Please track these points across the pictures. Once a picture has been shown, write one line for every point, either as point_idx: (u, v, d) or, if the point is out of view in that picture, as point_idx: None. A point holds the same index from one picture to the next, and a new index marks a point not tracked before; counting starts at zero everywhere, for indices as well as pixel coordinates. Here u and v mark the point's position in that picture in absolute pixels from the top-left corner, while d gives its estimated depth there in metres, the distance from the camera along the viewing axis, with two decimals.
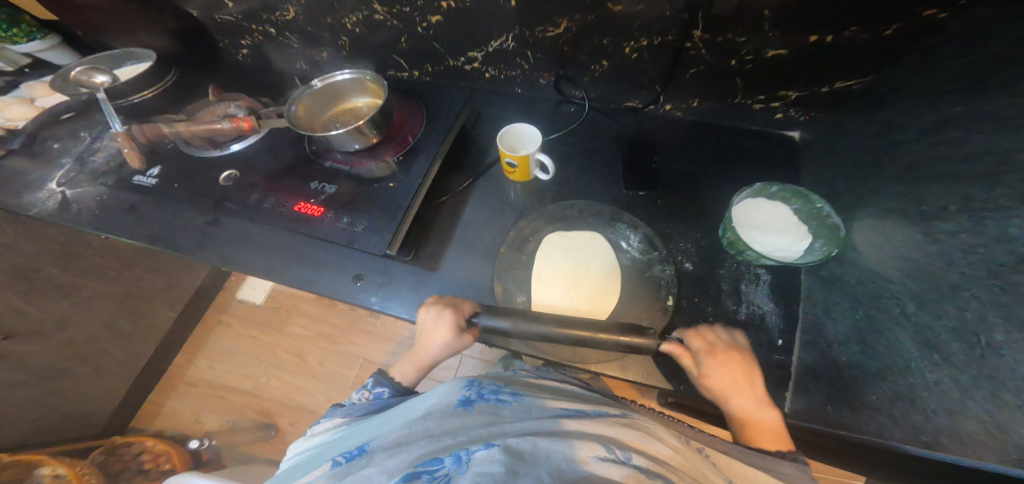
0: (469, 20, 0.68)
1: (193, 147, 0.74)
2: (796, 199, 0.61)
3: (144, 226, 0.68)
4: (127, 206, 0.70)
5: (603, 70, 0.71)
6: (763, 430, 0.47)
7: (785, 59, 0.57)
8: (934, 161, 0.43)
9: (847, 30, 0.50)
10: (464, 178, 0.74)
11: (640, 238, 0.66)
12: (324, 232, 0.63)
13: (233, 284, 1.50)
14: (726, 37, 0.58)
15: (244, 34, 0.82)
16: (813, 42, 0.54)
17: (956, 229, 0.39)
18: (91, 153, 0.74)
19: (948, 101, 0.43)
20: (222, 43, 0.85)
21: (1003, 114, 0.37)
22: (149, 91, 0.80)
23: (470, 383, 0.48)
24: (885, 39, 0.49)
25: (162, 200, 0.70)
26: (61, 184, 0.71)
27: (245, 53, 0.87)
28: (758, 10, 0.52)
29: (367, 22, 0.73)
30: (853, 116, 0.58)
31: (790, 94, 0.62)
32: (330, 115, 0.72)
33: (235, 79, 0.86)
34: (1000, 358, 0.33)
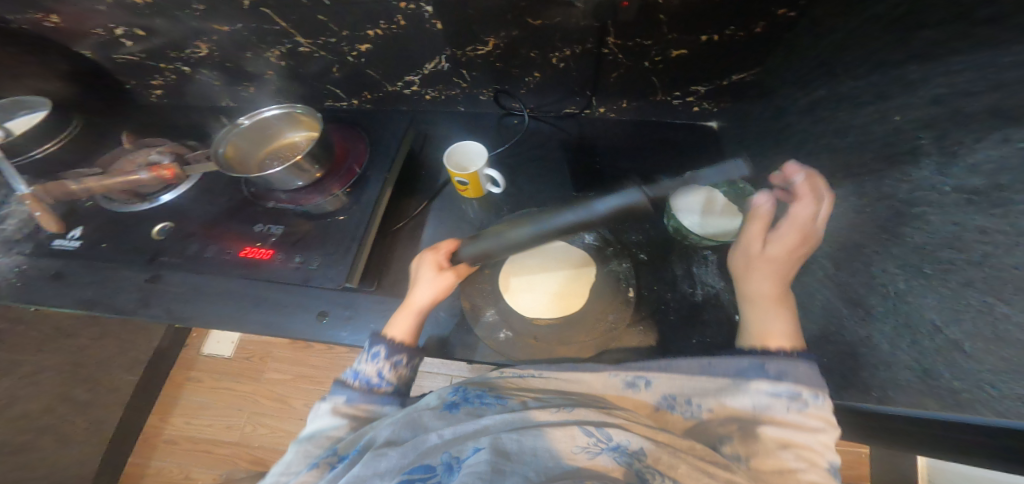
0: (396, 46, 0.69)
1: (115, 201, 0.71)
2: (723, 182, 0.65)
3: (79, 292, 0.64)
4: (53, 273, 0.66)
5: (535, 80, 0.74)
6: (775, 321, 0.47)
7: (688, 56, 0.61)
8: (817, 134, 0.48)
9: (728, 28, 0.55)
10: (419, 202, 0.75)
11: (595, 237, 0.70)
12: (279, 274, 0.63)
13: (195, 341, 1.43)
14: (635, 41, 0.60)
15: (153, 73, 0.80)
16: (706, 39, 0.57)
17: (849, 194, 0.43)
18: (2, 220, 0.70)
19: (815, 84, 0.48)
20: (130, 84, 0.83)
21: (854, 92, 0.42)
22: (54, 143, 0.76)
23: (456, 390, 0.49)
24: (761, 34, 0.54)
25: (97, 264, 0.66)
26: None
27: (157, 92, 0.85)
28: (655, 13, 0.55)
29: (292, 54, 0.73)
30: (750, 104, 0.63)
31: (700, 88, 0.67)
32: (264, 155, 0.71)
33: (159, 124, 0.85)
34: (905, 304, 0.37)
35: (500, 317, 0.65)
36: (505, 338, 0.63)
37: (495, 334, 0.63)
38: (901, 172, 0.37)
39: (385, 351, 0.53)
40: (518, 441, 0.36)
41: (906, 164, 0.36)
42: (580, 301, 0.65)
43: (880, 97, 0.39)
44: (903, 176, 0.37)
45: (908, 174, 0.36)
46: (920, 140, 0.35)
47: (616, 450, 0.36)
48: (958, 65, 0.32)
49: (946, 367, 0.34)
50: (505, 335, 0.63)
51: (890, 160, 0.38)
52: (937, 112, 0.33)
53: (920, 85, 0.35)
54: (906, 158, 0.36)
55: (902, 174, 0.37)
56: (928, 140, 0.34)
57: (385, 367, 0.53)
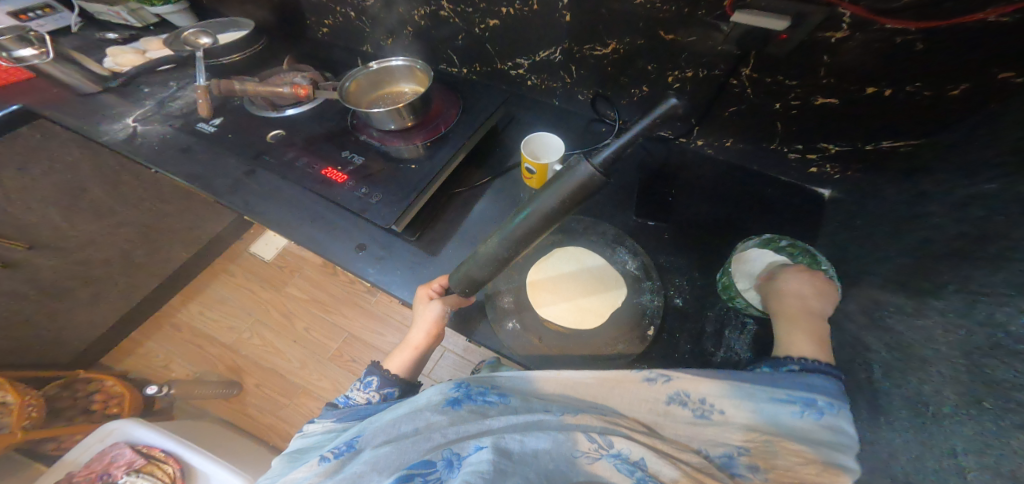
0: (521, 28, 0.72)
1: (256, 106, 0.79)
2: (805, 256, 0.59)
3: (188, 166, 0.73)
4: (183, 147, 0.75)
5: (641, 95, 0.73)
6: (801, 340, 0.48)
7: (835, 107, 0.57)
8: (923, 239, 0.45)
9: (910, 86, 0.50)
10: (483, 176, 0.77)
11: (636, 264, 0.69)
12: (342, 197, 0.67)
13: (249, 238, 1.57)
14: (774, 79, 0.59)
15: (328, 14, 0.90)
16: (870, 93, 0.53)
17: (941, 308, 0.40)
18: (172, 99, 0.82)
19: (944, 189, 0.46)
20: (309, 20, 0.94)
21: (993, 207, 0.39)
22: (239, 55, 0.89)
23: (457, 385, 0.46)
24: (952, 99, 0.48)
25: (211, 148, 0.75)
26: (137, 120, 0.79)
27: (324, 31, 0.95)
28: (815, 54, 0.53)
29: (432, 16, 0.79)
30: (885, 176, 0.57)
31: (830, 148, 0.63)
32: (375, 96, 0.76)
33: (313, 54, 0.95)
34: (948, 431, 0.35)
35: (515, 306, 0.66)
36: (511, 328, 0.64)
37: (504, 321, 0.64)
38: (1021, 301, 0.32)
39: (376, 382, 0.59)
40: (521, 444, 0.37)
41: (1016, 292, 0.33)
42: (598, 319, 0.64)
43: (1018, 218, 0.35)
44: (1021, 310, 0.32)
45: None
46: None
47: (617, 457, 0.36)
48: None
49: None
50: (512, 325, 0.64)
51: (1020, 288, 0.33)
52: None
53: None
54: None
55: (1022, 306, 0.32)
56: None
57: (374, 396, 0.58)
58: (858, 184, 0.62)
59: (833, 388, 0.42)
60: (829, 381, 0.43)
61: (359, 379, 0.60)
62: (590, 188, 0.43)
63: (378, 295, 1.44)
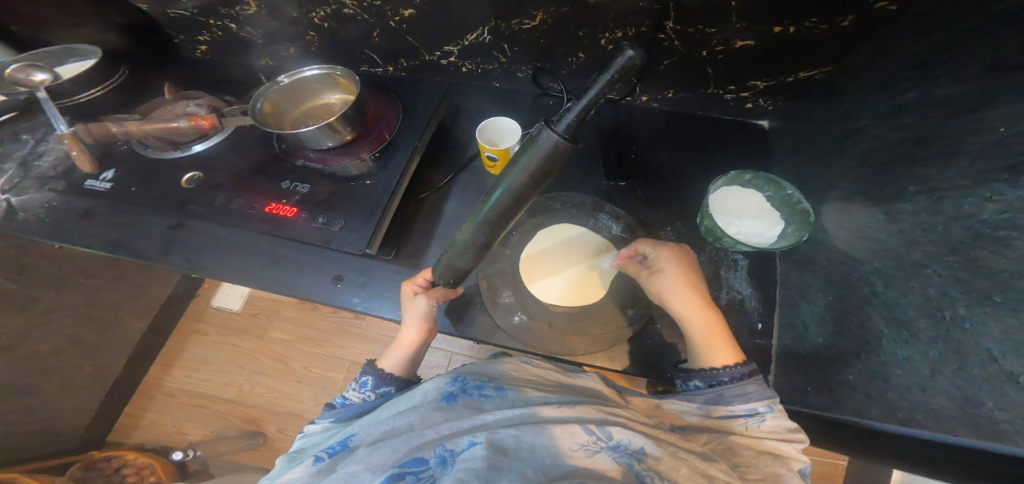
0: (441, 15, 0.67)
1: (151, 148, 0.70)
2: (769, 186, 0.62)
3: (105, 232, 0.65)
4: (81, 211, 0.66)
5: (579, 61, 0.71)
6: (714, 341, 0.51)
7: (753, 48, 0.58)
8: (896, 143, 0.45)
9: (807, 22, 0.52)
10: (445, 174, 0.73)
11: (621, 227, 0.68)
12: (300, 233, 0.62)
13: (207, 292, 1.46)
14: (696, 29, 0.58)
15: (201, 29, 0.78)
16: (777, 33, 0.55)
17: (927, 208, 0.40)
18: (37, 157, 0.69)
19: (903, 87, 0.45)
20: (178, 38, 0.81)
21: (956, 99, 0.39)
22: (98, 90, 0.75)
23: (454, 378, 0.47)
24: (839, 31, 0.51)
25: (122, 204, 0.66)
26: (4, 191, 0.66)
27: (203, 49, 0.83)
28: (724, 1, 0.52)
29: (335, 17, 0.71)
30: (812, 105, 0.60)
31: (759, 84, 0.64)
32: (300, 113, 0.69)
33: (199, 78, 0.84)
34: (964, 331, 0.36)
35: (517, 301, 0.64)
36: (518, 321, 0.62)
37: (510, 317, 0.63)
38: (989, 189, 0.35)
39: (372, 381, 0.58)
40: (515, 437, 0.36)
41: (1001, 182, 0.34)
42: (597, 289, 0.65)
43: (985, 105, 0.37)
44: (989, 197, 0.35)
45: (998, 193, 0.34)
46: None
47: (616, 449, 0.37)
48: None
49: (990, 398, 0.33)
50: (519, 318, 0.62)
51: (983, 177, 0.36)
52: None
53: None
54: (1002, 175, 0.34)
55: (989, 194, 0.35)
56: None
57: (370, 395, 0.56)
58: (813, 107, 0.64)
59: (758, 390, 0.47)
60: (749, 383, 0.48)
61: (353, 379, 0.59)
62: (559, 158, 0.38)
63: (367, 318, 1.40)
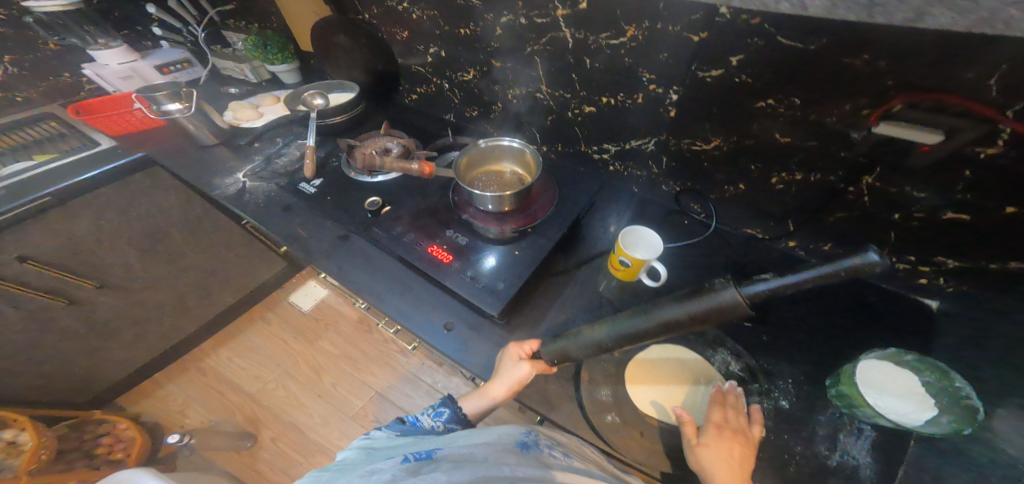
0: (619, 117, 0.77)
1: (355, 170, 0.84)
2: (931, 372, 0.60)
3: (288, 227, 0.76)
4: (285, 206, 0.79)
5: (735, 191, 0.77)
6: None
7: (957, 224, 0.58)
8: None
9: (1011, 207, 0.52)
10: (568, 262, 0.79)
11: (741, 365, 0.69)
12: (449, 279, 0.69)
13: (290, 287, 1.60)
14: (898, 190, 0.60)
15: (423, 82, 0.98)
16: (998, 213, 0.54)
17: None
18: (279, 156, 0.88)
19: None
20: (404, 86, 1.02)
21: None
22: (341, 117, 0.90)
23: (528, 433, 0.62)
24: None
25: (300, 206, 0.79)
26: (246, 176, 0.85)
27: (414, 97, 1.03)
28: (954, 168, 0.53)
29: (526, 96, 0.85)
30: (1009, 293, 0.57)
31: (946, 262, 0.63)
32: (478, 173, 0.80)
33: (404, 120, 1.01)
34: None
35: (613, 401, 0.66)
36: (611, 421, 0.64)
37: (603, 414, 0.64)
38: None
39: (446, 415, 0.74)
40: None
41: None
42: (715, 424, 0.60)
43: None
44: None
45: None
46: None
47: None
48: None
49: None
50: (613, 419, 0.64)
51: None
52: None
53: None
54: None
55: None
56: None
57: (439, 425, 0.72)
58: (974, 296, 0.63)
59: None
60: None
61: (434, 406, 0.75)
62: (721, 313, 0.45)
63: (410, 356, 1.46)
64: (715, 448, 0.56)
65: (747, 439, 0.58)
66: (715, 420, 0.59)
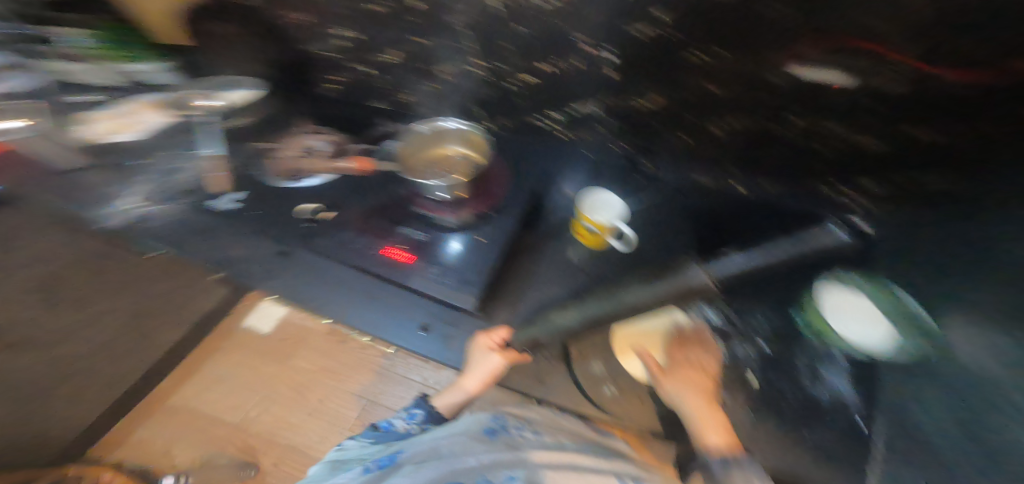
0: (560, 82, 0.73)
1: (279, 177, 0.72)
2: (872, 285, 0.63)
3: (206, 254, 0.69)
4: (201, 230, 0.66)
5: (683, 143, 0.74)
6: (717, 429, 0.62)
7: (874, 151, 0.57)
8: None
9: (942, 137, 0.49)
10: (532, 239, 0.78)
11: (721, 315, 0.71)
12: (415, 279, 0.63)
13: (242, 309, 1.40)
14: (818, 124, 0.58)
15: (337, 69, 0.84)
16: (917, 141, 0.52)
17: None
18: (173, 171, 0.69)
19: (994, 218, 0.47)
20: (319, 76, 0.87)
21: None
22: (251, 117, 0.79)
23: (495, 418, 0.64)
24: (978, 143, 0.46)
25: (218, 222, 0.67)
26: (142, 204, 0.64)
27: (335, 86, 0.88)
28: (868, 105, 0.52)
29: (458, 71, 0.78)
30: (918, 210, 0.57)
31: (868, 186, 0.62)
32: (423, 158, 0.73)
33: (316, 108, 0.88)
34: None
35: None
36: None
37: None
38: None
39: (420, 416, 0.72)
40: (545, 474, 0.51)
41: None
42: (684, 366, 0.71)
43: None
44: None
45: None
46: None
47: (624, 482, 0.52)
48: None
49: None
50: (609, 390, 0.73)
51: None
52: None
53: None
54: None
55: None
56: None
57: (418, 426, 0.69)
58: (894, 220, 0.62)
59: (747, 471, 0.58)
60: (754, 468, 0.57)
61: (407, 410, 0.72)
62: None
63: (395, 357, 1.33)
64: (674, 384, 0.68)
65: (693, 369, 0.71)
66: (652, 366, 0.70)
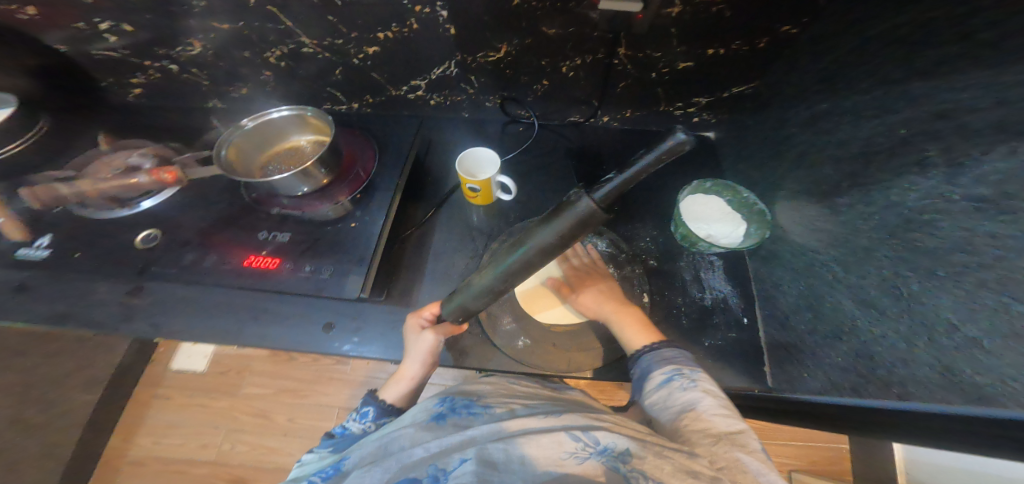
0: (408, 50, 0.69)
1: (91, 208, 0.69)
2: (727, 191, 0.71)
3: (45, 305, 0.62)
4: (15, 284, 0.63)
5: (543, 88, 0.76)
6: (632, 331, 0.58)
7: (692, 68, 0.68)
8: (849, 144, 0.50)
9: (734, 44, 0.62)
10: (426, 209, 0.74)
11: (606, 243, 0.71)
12: (285, 283, 0.60)
13: (164, 354, 1.31)
14: (644, 54, 0.66)
15: (134, 70, 0.77)
16: (711, 54, 0.64)
17: (870, 194, 0.47)
18: None
19: (818, 100, 0.56)
20: (106, 81, 0.80)
21: (889, 105, 0.45)
22: (19, 144, 0.72)
23: (442, 401, 0.51)
24: (760, 50, 0.62)
25: (69, 274, 0.64)
26: None
27: (136, 92, 0.82)
28: (666, 28, 0.61)
29: (295, 55, 0.71)
30: (746, 115, 0.72)
31: (701, 100, 0.75)
32: (268, 157, 0.67)
33: (149, 123, 0.82)
34: (922, 304, 0.39)
35: (518, 326, 0.63)
36: (524, 345, 0.62)
37: (514, 342, 0.62)
38: (908, 182, 0.42)
39: (374, 412, 0.56)
40: (505, 451, 0.38)
41: (913, 174, 0.42)
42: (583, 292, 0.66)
43: (908, 106, 0.43)
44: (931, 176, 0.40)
45: (914, 184, 0.42)
46: (929, 153, 0.40)
47: (602, 453, 0.37)
48: (963, 82, 0.37)
49: (967, 364, 0.35)
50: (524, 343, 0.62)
51: (899, 171, 0.43)
52: (944, 126, 0.39)
53: (923, 100, 0.41)
54: (913, 169, 0.42)
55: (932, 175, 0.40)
56: (935, 152, 0.40)
57: (372, 428, 0.55)
58: (734, 119, 0.75)
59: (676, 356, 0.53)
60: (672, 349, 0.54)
61: (356, 411, 0.56)
62: (593, 222, 0.39)
63: (351, 361, 1.31)
64: (585, 292, 0.64)
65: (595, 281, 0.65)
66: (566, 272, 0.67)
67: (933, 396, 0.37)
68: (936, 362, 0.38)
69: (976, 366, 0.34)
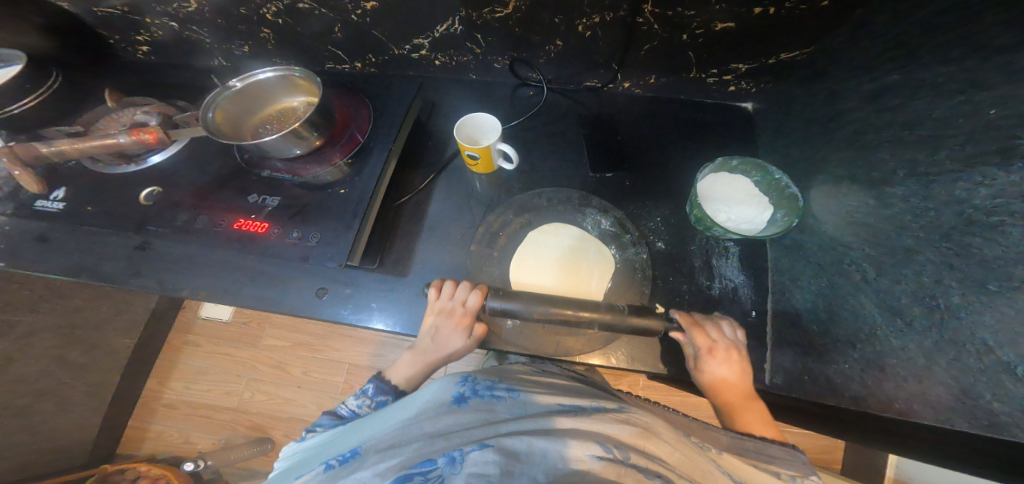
0: (410, 5, 0.63)
1: (101, 163, 0.69)
2: (755, 171, 0.63)
3: (62, 259, 0.64)
4: (36, 236, 0.66)
5: (558, 50, 0.68)
6: (754, 428, 0.50)
7: (732, 30, 0.57)
8: (911, 125, 0.42)
9: (787, 2, 0.51)
10: (425, 175, 0.71)
11: (610, 220, 0.67)
12: (274, 248, 0.60)
13: (192, 305, 1.38)
14: (675, 12, 0.56)
15: (138, 28, 0.75)
16: (756, 13, 0.53)
17: (926, 185, 0.40)
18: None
19: (883, 71, 0.46)
20: (112, 38, 0.78)
21: (973, 79, 0.36)
22: (30, 100, 0.69)
23: (463, 379, 0.48)
24: (822, 9, 0.50)
25: (81, 229, 0.66)
26: None
27: (143, 49, 0.80)
28: None
29: (291, 11, 0.67)
30: (786, 85, 0.62)
31: (740, 67, 0.64)
32: (259, 120, 0.66)
33: (155, 82, 0.81)
34: (960, 320, 0.36)
35: None
36: (512, 325, 0.60)
37: (502, 321, 0.61)
38: (980, 174, 0.35)
39: (417, 330, 0.55)
40: (528, 442, 0.35)
41: (991, 166, 0.34)
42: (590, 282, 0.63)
43: (1001, 82, 0.34)
44: (1012, 170, 0.33)
45: (989, 178, 0.34)
46: (1016, 141, 0.33)
47: (630, 457, 0.35)
48: None
49: (988, 389, 0.34)
50: (512, 323, 0.60)
51: (971, 161, 0.36)
52: None
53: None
54: (993, 160, 0.34)
55: (1015, 171, 0.33)
56: None
57: (416, 341, 0.55)
58: (772, 91, 0.66)
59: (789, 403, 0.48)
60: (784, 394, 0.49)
61: None
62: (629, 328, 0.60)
63: None
64: (714, 369, 0.53)
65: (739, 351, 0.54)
66: (702, 346, 0.53)
67: (941, 417, 0.36)
68: (954, 383, 0.36)
69: (1003, 393, 0.33)
